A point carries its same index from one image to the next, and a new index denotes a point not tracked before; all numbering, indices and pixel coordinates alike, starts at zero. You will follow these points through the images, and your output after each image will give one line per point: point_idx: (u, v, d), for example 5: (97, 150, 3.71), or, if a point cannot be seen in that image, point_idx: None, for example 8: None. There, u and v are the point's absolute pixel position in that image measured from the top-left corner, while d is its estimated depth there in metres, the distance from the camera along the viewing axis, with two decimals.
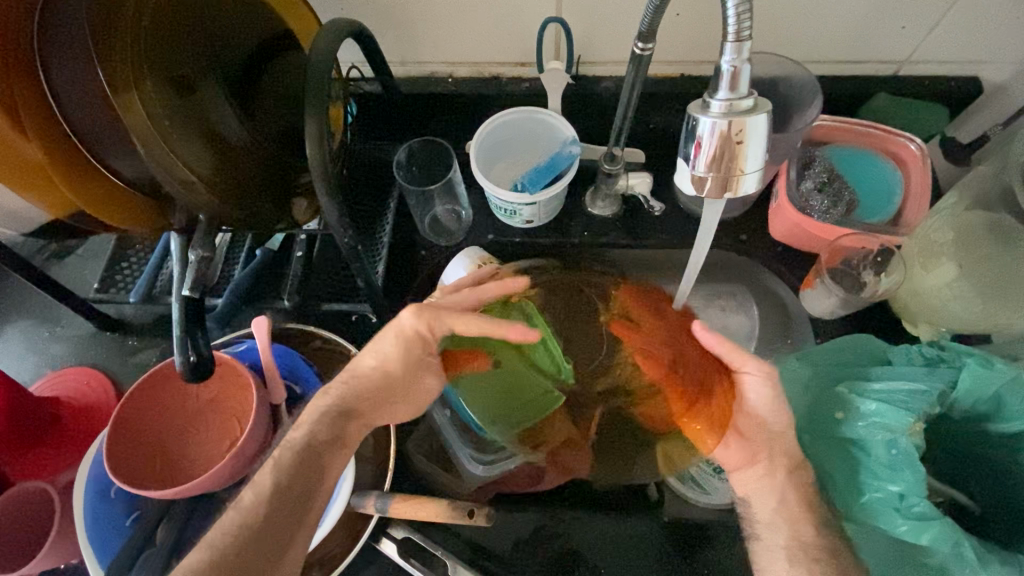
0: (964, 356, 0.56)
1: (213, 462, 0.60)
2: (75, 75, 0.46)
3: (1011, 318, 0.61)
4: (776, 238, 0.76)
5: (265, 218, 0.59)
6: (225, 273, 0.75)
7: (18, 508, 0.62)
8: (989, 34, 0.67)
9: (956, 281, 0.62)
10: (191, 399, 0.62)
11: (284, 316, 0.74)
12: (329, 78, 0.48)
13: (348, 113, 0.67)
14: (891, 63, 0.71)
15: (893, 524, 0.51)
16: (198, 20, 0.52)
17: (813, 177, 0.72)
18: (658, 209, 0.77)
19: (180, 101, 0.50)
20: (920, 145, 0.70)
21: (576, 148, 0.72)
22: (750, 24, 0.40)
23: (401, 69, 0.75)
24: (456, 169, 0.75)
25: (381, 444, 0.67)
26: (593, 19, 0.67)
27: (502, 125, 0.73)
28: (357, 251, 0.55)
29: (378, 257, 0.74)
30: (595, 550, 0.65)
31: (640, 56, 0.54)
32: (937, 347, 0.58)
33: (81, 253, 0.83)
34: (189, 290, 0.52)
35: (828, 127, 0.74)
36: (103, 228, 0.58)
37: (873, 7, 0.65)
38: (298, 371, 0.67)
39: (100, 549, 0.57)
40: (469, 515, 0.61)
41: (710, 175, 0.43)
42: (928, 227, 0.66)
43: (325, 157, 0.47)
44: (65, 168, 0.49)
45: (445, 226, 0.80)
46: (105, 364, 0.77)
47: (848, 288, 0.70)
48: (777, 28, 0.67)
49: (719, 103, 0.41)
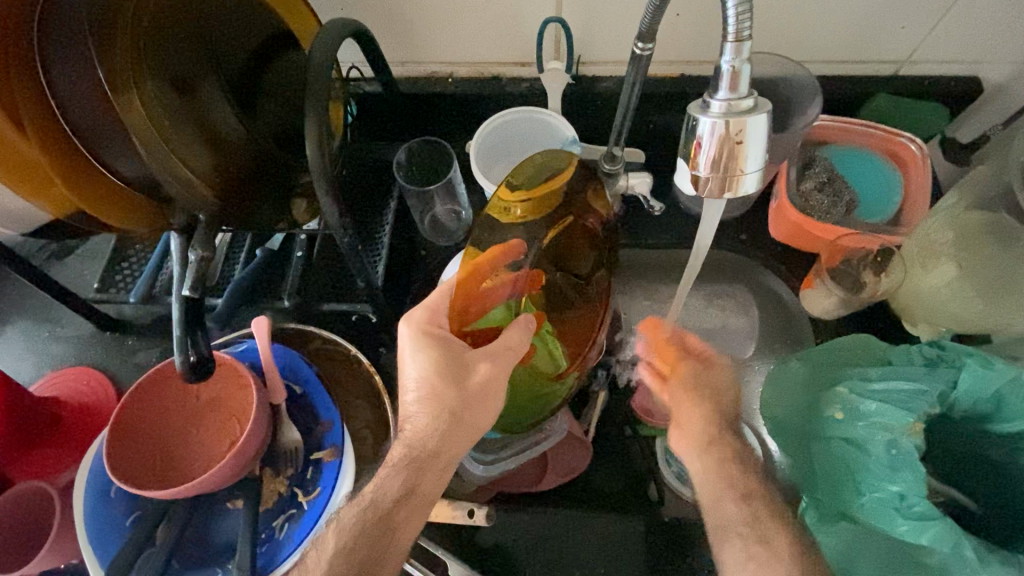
0: (964, 356, 0.56)
1: (213, 462, 0.60)
2: (74, 75, 0.46)
3: (1012, 316, 0.61)
4: (777, 239, 0.76)
5: (263, 217, 0.59)
6: (225, 272, 0.75)
7: (18, 508, 0.62)
8: (990, 35, 0.67)
9: (956, 280, 0.63)
10: (191, 399, 0.62)
11: (284, 316, 0.74)
12: (329, 76, 0.48)
13: (347, 113, 0.67)
14: (891, 63, 0.71)
15: (893, 524, 0.51)
16: (195, 19, 0.52)
17: (814, 177, 0.72)
18: (659, 209, 0.73)
19: (180, 101, 0.50)
20: (920, 145, 0.69)
21: (576, 148, 0.71)
22: (750, 24, 0.39)
23: (401, 69, 0.75)
24: (456, 169, 0.75)
25: (381, 444, 0.66)
26: (593, 19, 0.67)
27: (502, 125, 0.74)
28: (357, 249, 0.55)
29: (378, 257, 0.73)
30: (593, 550, 0.65)
31: (640, 56, 0.54)
32: (938, 347, 0.58)
33: (81, 253, 0.83)
34: (189, 290, 0.52)
35: (828, 128, 0.73)
36: (101, 228, 0.58)
37: (873, 7, 0.65)
38: (298, 371, 0.66)
39: (100, 550, 0.57)
40: (469, 515, 0.62)
41: (710, 176, 0.43)
42: (929, 227, 0.66)
43: (325, 156, 0.47)
44: (64, 168, 0.49)
45: (445, 226, 0.80)
46: (106, 364, 0.77)
47: (848, 287, 0.70)
48: (779, 28, 0.67)
49: (718, 103, 0.41)
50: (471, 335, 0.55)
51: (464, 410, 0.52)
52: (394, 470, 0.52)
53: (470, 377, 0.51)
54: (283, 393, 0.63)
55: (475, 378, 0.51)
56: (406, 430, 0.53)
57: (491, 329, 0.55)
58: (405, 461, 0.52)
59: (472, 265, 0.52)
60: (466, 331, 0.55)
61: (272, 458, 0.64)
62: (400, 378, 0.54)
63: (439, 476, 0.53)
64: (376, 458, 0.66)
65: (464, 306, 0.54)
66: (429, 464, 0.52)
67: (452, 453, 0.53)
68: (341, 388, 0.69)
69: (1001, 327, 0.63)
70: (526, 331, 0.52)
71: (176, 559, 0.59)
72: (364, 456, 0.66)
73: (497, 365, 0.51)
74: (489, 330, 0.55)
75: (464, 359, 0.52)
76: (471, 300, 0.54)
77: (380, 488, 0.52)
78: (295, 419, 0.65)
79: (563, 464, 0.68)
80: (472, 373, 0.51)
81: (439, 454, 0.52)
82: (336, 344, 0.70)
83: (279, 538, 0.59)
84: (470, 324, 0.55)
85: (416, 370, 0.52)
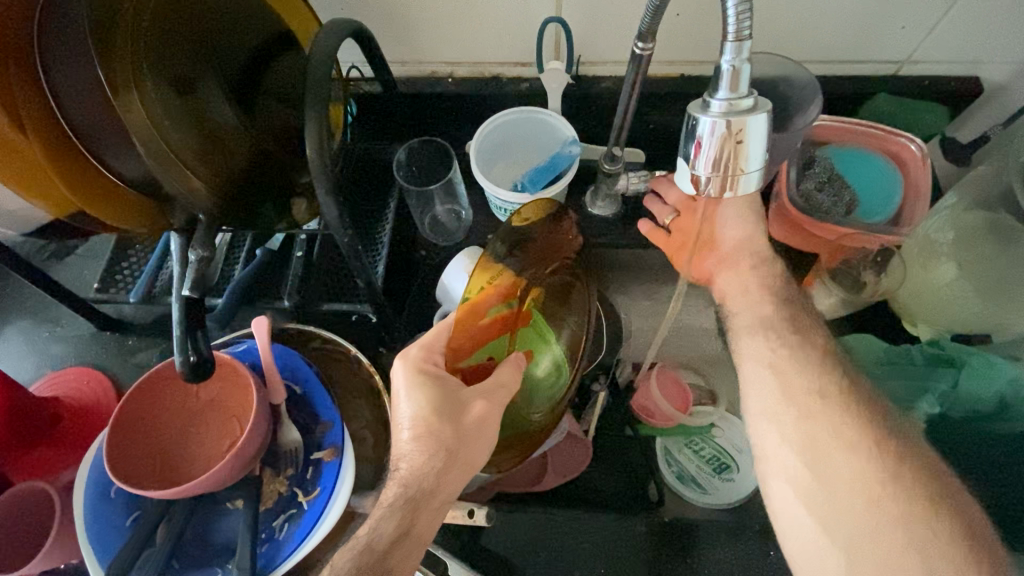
0: (966, 354, 0.63)
1: (213, 462, 0.60)
2: (74, 75, 0.46)
3: (1011, 317, 0.62)
4: (776, 239, 0.73)
5: (263, 217, 0.59)
6: (225, 273, 0.76)
7: (19, 507, 0.62)
8: (991, 35, 0.67)
9: (956, 280, 0.63)
10: (191, 398, 0.62)
11: (283, 316, 0.74)
12: (329, 76, 0.48)
13: (347, 113, 0.67)
14: (891, 63, 0.71)
15: None
16: (194, 20, 0.52)
17: (813, 177, 0.71)
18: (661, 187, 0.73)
19: (179, 101, 0.50)
20: (920, 145, 0.69)
21: (576, 148, 0.71)
22: (749, 24, 0.39)
23: (401, 69, 0.76)
24: (456, 169, 0.75)
25: (381, 444, 0.66)
26: (594, 19, 0.67)
27: (501, 125, 0.73)
28: (357, 249, 0.55)
29: (378, 257, 0.72)
30: (592, 550, 0.65)
31: (639, 56, 0.54)
32: (938, 347, 0.65)
33: (81, 253, 0.83)
34: (189, 290, 0.52)
35: (829, 127, 0.73)
36: (101, 228, 0.58)
37: (872, 7, 0.65)
38: (297, 371, 0.66)
39: (100, 549, 0.57)
40: (469, 515, 0.62)
41: (712, 175, 0.43)
42: (928, 228, 0.67)
43: (325, 157, 0.47)
44: (65, 168, 0.49)
45: (445, 226, 0.81)
46: (107, 365, 0.77)
47: (849, 287, 0.69)
48: (780, 27, 0.67)
49: (718, 103, 0.41)
50: (465, 371, 0.54)
51: (459, 444, 0.51)
52: (390, 512, 0.50)
53: (466, 411, 0.50)
54: (282, 394, 0.63)
55: (470, 416, 0.50)
56: (401, 469, 0.51)
57: (482, 365, 0.54)
58: (400, 500, 0.50)
59: (469, 303, 0.50)
60: (460, 366, 0.54)
61: (272, 458, 0.64)
62: (396, 416, 0.53)
63: (443, 502, 0.52)
64: (376, 457, 0.66)
65: (461, 342, 0.53)
66: (426, 503, 0.51)
67: (449, 491, 0.52)
68: (340, 388, 0.69)
69: (998, 327, 0.63)
70: (517, 369, 0.52)
71: (176, 559, 0.59)
72: (364, 455, 0.66)
73: (492, 402, 0.50)
74: (484, 366, 0.55)
75: (459, 397, 0.51)
76: (463, 339, 0.53)
77: (375, 530, 0.49)
78: (295, 420, 0.64)
79: (563, 464, 0.68)
80: (468, 410, 0.50)
81: (435, 493, 0.51)
82: (335, 344, 0.69)
83: (279, 538, 0.59)
84: (465, 361, 0.54)
85: (412, 408, 0.50)
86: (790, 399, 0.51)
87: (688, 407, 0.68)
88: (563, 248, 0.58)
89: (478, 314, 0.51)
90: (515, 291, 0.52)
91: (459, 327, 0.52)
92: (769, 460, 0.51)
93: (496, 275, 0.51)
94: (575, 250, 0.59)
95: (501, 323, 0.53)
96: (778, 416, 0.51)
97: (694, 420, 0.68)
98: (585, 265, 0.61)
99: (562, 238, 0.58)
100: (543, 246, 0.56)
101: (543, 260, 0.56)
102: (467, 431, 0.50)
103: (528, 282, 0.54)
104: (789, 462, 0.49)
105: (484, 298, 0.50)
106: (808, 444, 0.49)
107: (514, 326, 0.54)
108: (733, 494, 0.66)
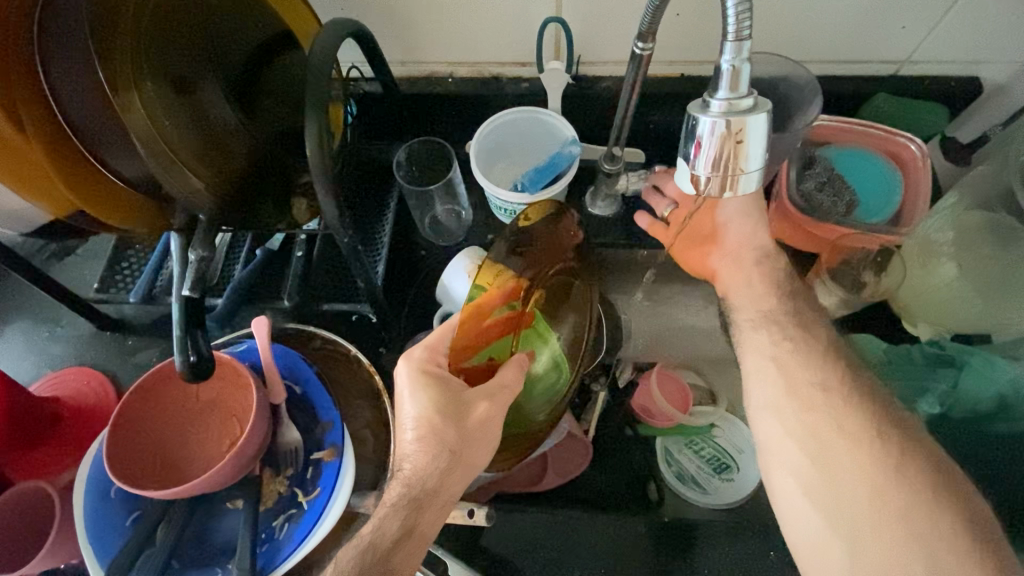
0: (964, 355, 0.62)
1: (212, 462, 0.60)
2: (74, 74, 0.46)
3: (1012, 316, 0.62)
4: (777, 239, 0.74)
5: (262, 217, 0.59)
6: (225, 272, 0.76)
7: (19, 507, 0.62)
8: (991, 35, 0.67)
9: (957, 280, 0.64)
10: (191, 398, 0.62)
11: (283, 316, 0.74)
12: (329, 76, 0.48)
13: (347, 113, 0.67)
14: (891, 63, 0.71)
15: None
16: (195, 20, 0.52)
17: (814, 177, 0.71)
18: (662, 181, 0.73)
19: (180, 101, 0.50)
20: (920, 145, 0.69)
21: (576, 148, 0.71)
22: (749, 23, 0.39)
23: (401, 69, 0.76)
24: (456, 169, 0.75)
25: (381, 445, 0.66)
26: (594, 19, 0.67)
27: (501, 125, 0.73)
28: (357, 249, 0.55)
29: (378, 257, 0.74)
30: (593, 550, 0.65)
31: (639, 56, 0.54)
32: (938, 347, 0.65)
33: (82, 253, 0.83)
34: (189, 290, 0.52)
35: (829, 128, 0.73)
36: (101, 228, 0.58)
37: (872, 7, 0.65)
38: (298, 371, 0.66)
39: (99, 549, 0.57)
40: (469, 515, 0.62)
41: (711, 175, 0.43)
42: (927, 228, 0.68)
43: (325, 157, 0.47)
44: (64, 167, 0.49)
45: (445, 226, 0.80)
46: (107, 364, 0.77)
47: (849, 287, 0.69)
48: (780, 27, 0.67)
49: (718, 103, 0.41)
50: (468, 372, 0.53)
51: (461, 444, 0.50)
52: (393, 510, 0.49)
53: (469, 410, 0.50)
54: (282, 394, 0.63)
55: (474, 416, 0.50)
56: (405, 468, 0.51)
57: (485, 366, 0.54)
58: (403, 499, 0.50)
59: (475, 304, 0.50)
60: (462, 367, 0.53)
61: (273, 458, 0.64)
62: (400, 416, 0.52)
63: (446, 503, 0.51)
64: (377, 458, 0.66)
65: (465, 342, 0.52)
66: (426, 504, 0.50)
67: (451, 492, 0.51)
68: (341, 388, 0.69)
69: (999, 327, 0.64)
70: (520, 369, 0.51)
71: (175, 559, 0.59)
72: (365, 455, 0.66)
73: (495, 403, 0.50)
74: (486, 367, 0.54)
75: (463, 397, 0.51)
76: (467, 340, 0.52)
77: (379, 529, 0.48)
78: (296, 420, 0.64)
79: (563, 464, 0.68)
80: (472, 411, 0.50)
81: (439, 493, 0.50)
82: (336, 343, 0.70)
83: (279, 538, 0.59)
84: (467, 361, 0.53)
85: (414, 409, 0.50)
86: (792, 395, 0.51)
87: (688, 407, 0.68)
88: (564, 248, 0.58)
89: (485, 315, 0.51)
90: (520, 291, 0.52)
91: (464, 327, 0.51)
92: (770, 460, 0.51)
93: (501, 275, 0.52)
94: (575, 249, 0.59)
95: (506, 324, 0.52)
96: (779, 415, 0.51)
97: (693, 420, 0.68)
98: (585, 266, 0.61)
99: (563, 236, 0.58)
100: (544, 245, 0.56)
101: (546, 260, 0.55)
102: (468, 432, 0.50)
103: (532, 281, 0.54)
104: (790, 462, 0.49)
105: (490, 298, 0.51)
106: (808, 445, 0.49)
107: (517, 327, 0.53)
108: (734, 494, 0.67)
